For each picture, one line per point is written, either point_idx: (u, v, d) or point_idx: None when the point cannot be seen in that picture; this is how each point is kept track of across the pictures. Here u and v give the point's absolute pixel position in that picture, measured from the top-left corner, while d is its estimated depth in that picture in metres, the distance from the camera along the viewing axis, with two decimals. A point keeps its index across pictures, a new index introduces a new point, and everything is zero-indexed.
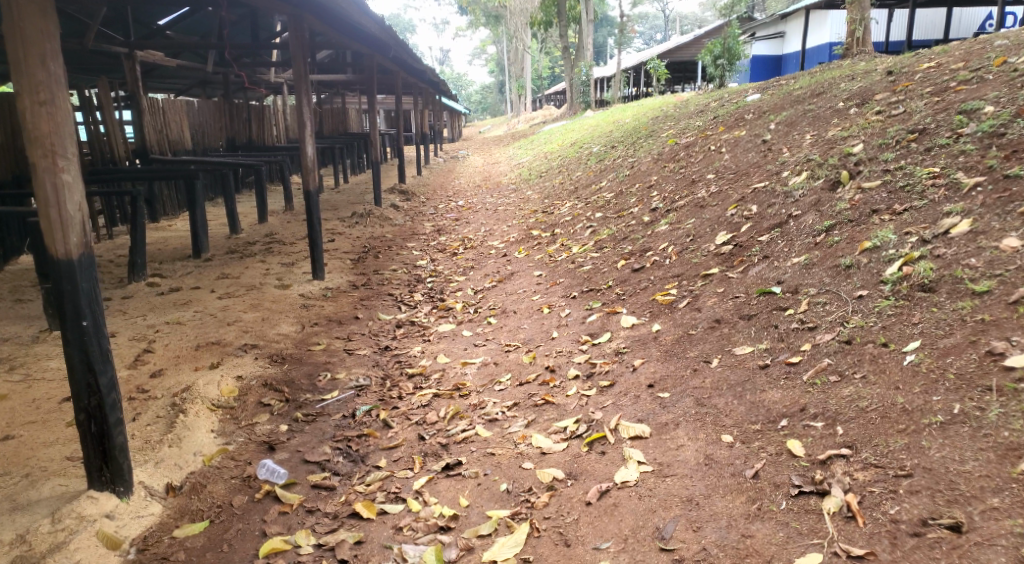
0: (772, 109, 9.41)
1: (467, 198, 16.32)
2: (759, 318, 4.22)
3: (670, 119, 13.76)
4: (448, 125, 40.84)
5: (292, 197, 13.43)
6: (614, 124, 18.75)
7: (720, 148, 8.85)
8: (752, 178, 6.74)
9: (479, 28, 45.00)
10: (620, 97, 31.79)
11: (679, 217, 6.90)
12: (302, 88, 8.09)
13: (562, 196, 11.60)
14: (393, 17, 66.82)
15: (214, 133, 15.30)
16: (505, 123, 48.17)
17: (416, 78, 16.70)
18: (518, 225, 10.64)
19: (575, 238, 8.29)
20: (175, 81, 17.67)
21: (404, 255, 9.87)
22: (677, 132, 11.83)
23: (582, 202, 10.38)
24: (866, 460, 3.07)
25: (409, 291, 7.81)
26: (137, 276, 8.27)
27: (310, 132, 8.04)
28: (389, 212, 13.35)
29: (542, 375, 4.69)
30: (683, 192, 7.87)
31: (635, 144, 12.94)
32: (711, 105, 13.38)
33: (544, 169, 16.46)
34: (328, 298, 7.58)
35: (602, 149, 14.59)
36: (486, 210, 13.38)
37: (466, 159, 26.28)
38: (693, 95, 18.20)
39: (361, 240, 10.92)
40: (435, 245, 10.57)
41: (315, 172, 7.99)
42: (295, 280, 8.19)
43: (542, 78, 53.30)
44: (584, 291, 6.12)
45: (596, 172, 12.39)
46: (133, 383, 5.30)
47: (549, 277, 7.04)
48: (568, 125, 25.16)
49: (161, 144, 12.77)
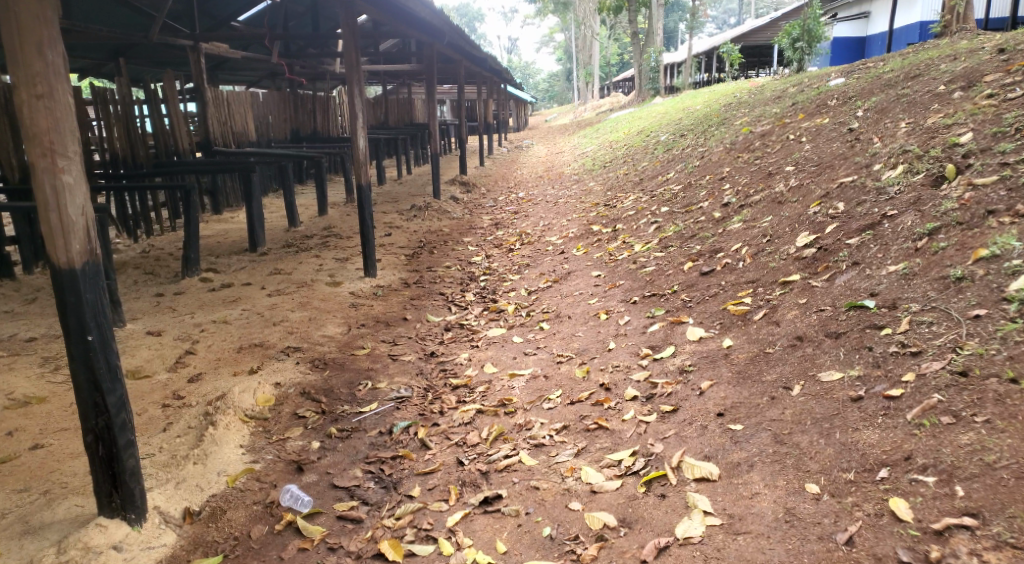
0: (858, 94, 8.68)
1: (528, 189, 15.87)
2: (849, 337, 3.67)
3: (744, 106, 12.99)
4: (513, 113, 40.41)
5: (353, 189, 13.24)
6: (684, 111, 17.97)
7: (800, 137, 8.19)
8: (838, 171, 6.10)
9: (546, 16, 44.42)
10: (690, 83, 30.80)
11: (753, 216, 6.31)
12: (354, 78, 7.74)
13: (626, 189, 11.03)
14: (461, 8, 66.85)
15: (278, 125, 15.24)
16: (571, 111, 47.48)
17: (479, 66, 16.28)
18: (578, 219, 10.14)
19: (638, 236, 7.76)
20: (242, 72, 17.76)
21: (459, 251, 9.52)
22: (752, 120, 11.10)
23: (647, 196, 9.80)
24: (999, 538, 2.52)
25: (462, 290, 7.43)
26: (191, 272, 7.97)
27: (361, 124, 7.70)
28: (448, 205, 13.03)
29: (596, 393, 4.23)
30: (758, 186, 7.24)
31: (705, 132, 12.25)
32: (789, 90, 12.59)
33: (609, 158, 15.86)
34: (378, 297, 7.25)
35: (670, 138, 13.95)
36: (547, 202, 12.95)
37: (530, 149, 25.83)
38: (769, 80, 17.34)
39: (417, 234, 10.62)
40: (493, 240, 10.18)
41: (367, 165, 7.66)
42: (347, 277, 7.92)
43: (610, 66, 52.32)
44: (647, 296, 5.61)
45: (663, 162, 11.80)
46: (169, 389, 4.94)
47: (608, 278, 6.55)
48: (636, 113, 24.39)
49: (224, 136, 12.73)
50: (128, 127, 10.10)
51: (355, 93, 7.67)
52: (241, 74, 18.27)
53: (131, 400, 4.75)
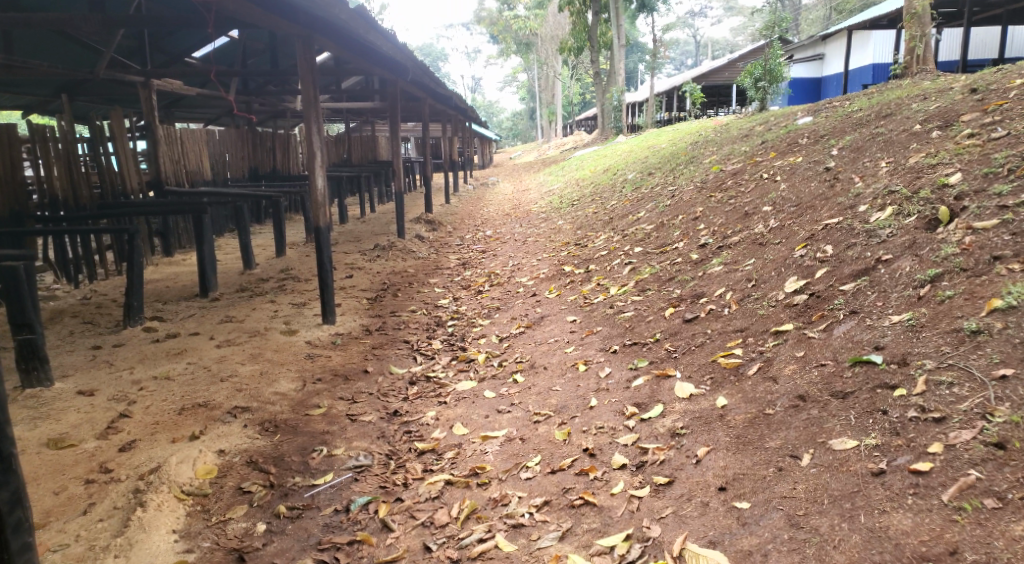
0: (830, 132, 8.51)
1: (495, 227, 15.54)
2: (859, 398, 3.36)
3: (711, 144, 12.84)
4: (478, 150, 40.31)
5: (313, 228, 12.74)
6: (649, 149, 17.88)
7: (775, 176, 7.96)
8: (821, 211, 5.83)
9: (510, 55, 44.67)
10: (653, 121, 30.96)
11: (734, 257, 6.02)
12: (312, 114, 7.32)
13: (596, 227, 10.75)
14: (426, 47, 67.25)
15: (236, 163, 14.74)
16: (536, 148, 47.61)
17: (442, 104, 16.00)
18: (548, 259, 9.80)
19: (613, 277, 7.44)
20: (200, 110, 17.30)
21: (424, 293, 9.09)
22: (720, 159, 10.92)
23: (618, 235, 9.51)
24: None
25: (428, 337, 6.98)
26: (134, 321, 7.44)
27: (320, 162, 7.27)
28: (412, 244, 12.60)
29: (579, 461, 3.81)
30: (735, 226, 6.98)
31: (674, 170, 12.05)
32: (756, 128, 12.47)
33: (576, 196, 15.62)
34: (337, 346, 6.75)
35: (638, 176, 13.75)
36: (514, 241, 12.60)
37: (496, 186, 25.58)
38: (733, 118, 17.32)
39: (380, 275, 10.17)
40: (459, 281, 9.76)
41: (326, 206, 7.23)
42: (303, 324, 7.42)
43: (574, 104, 52.79)
44: (628, 344, 5.24)
45: (632, 200, 11.55)
46: (96, 461, 4.42)
47: (584, 324, 6.17)
48: (601, 150, 24.32)
49: (177, 175, 12.23)
50: (69, 166, 9.59)
51: (314, 131, 7.25)
52: (199, 111, 17.83)
53: (50, 476, 4.25)
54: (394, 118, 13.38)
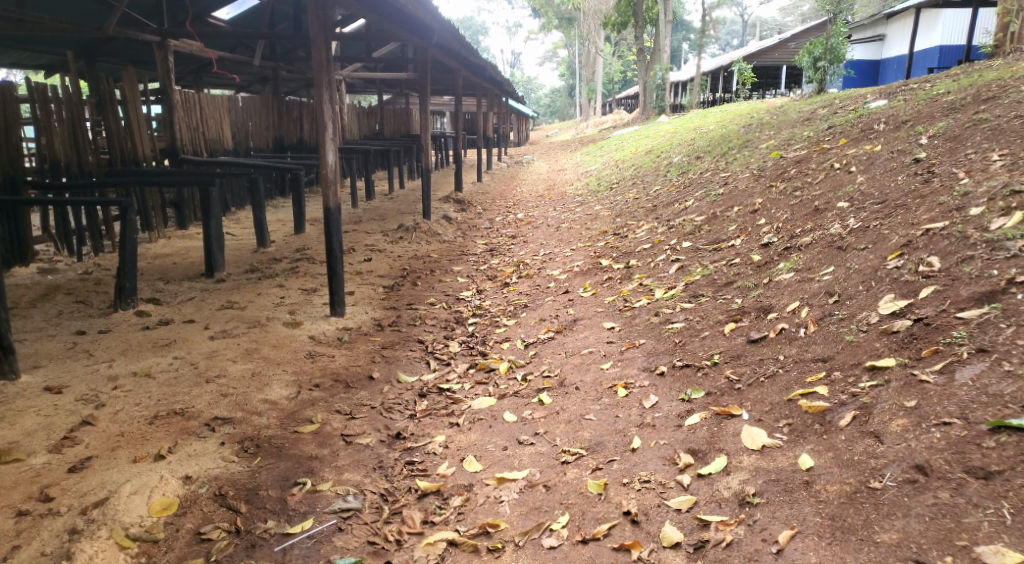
0: (914, 118, 7.52)
1: (528, 210, 14.70)
2: (1012, 483, 2.65)
3: (767, 127, 11.78)
4: (514, 127, 39.23)
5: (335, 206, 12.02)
6: (695, 131, 16.85)
7: (849, 166, 7.00)
8: (916, 212, 4.91)
9: (551, 30, 43.45)
10: (697, 102, 29.72)
11: (806, 263, 5.10)
12: (325, 78, 6.39)
13: (638, 216, 9.84)
14: (467, 21, 66.11)
15: (260, 132, 14.05)
16: (573, 128, 46.38)
17: (479, 77, 15.13)
18: (584, 249, 8.94)
19: (658, 276, 6.56)
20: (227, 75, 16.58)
21: (446, 283, 8.29)
22: (778, 145, 9.90)
23: (663, 225, 8.59)
24: None
25: (445, 338, 6.16)
26: (125, 304, 6.69)
27: (332, 134, 6.42)
28: (438, 226, 11.82)
29: (618, 528, 3.13)
30: (804, 225, 6.04)
31: (725, 156, 11.04)
32: (817, 112, 11.42)
33: (615, 180, 14.68)
34: (342, 345, 5.96)
35: (684, 160, 12.78)
36: (548, 226, 11.76)
37: (531, 166, 24.67)
38: (788, 101, 16.25)
39: (400, 260, 9.40)
40: (486, 270, 8.95)
41: (336, 185, 6.44)
42: (309, 316, 6.63)
43: (614, 82, 51.39)
44: (679, 365, 4.38)
45: (678, 187, 10.62)
46: (38, 485, 3.63)
47: (626, 332, 5.32)
48: (642, 131, 23.25)
49: (195, 143, 11.56)
50: (73, 129, 8.91)
51: (327, 99, 6.37)
52: (227, 77, 17.11)
53: None
54: (424, 90, 12.48)
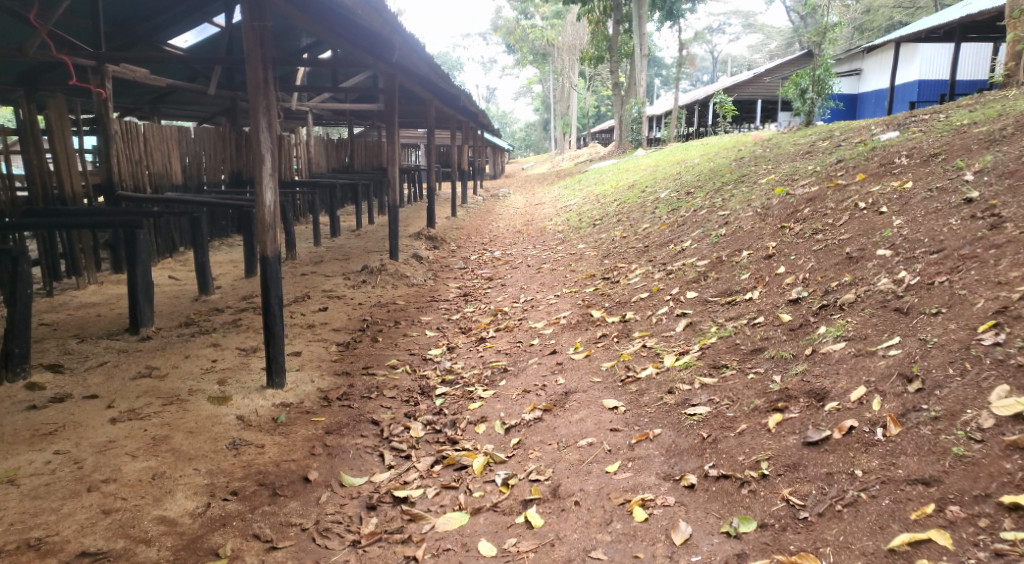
0: (947, 149, 6.57)
1: (504, 248, 13.63)
2: None
3: (763, 160, 10.84)
4: (489, 159, 38.34)
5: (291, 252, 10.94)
6: (680, 164, 15.96)
7: (879, 203, 6.04)
8: (998, 269, 3.91)
9: (525, 64, 42.86)
10: (676, 135, 29.01)
11: (858, 329, 4.05)
12: (261, 101, 5.19)
13: (629, 257, 8.80)
14: (441, 55, 65.75)
15: (214, 166, 12.93)
16: (549, 160, 45.64)
17: (451, 107, 14.09)
18: (570, 297, 7.86)
19: (663, 335, 5.48)
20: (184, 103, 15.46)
21: (412, 337, 7.15)
22: (781, 179, 8.93)
23: (660, 271, 7.56)
24: None
25: (406, 417, 4.98)
26: (13, 373, 5.43)
27: (270, 169, 5.24)
28: (406, 267, 10.69)
29: None
30: (839, 276, 5.03)
31: (720, 191, 10.07)
32: (819, 143, 10.51)
33: (598, 216, 13.67)
34: (276, 429, 4.78)
35: (672, 195, 11.83)
36: (527, 267, 10.69)
37: (507, 199, 23.68)
38: (777, 132, 15.43)
39: (360, 310, 8.26)
40: (459, 319, 7.83)
41: (274, 231, 5.25)
42: (240, 388, 5.43)
43: (590, 115, 50.93)
44: (713, 475, 3.32)
45: (670, 226, 9.62)
46: None
47: (631, 415, 4.23)
48: (621, 164, 22.36)
49: (136, 179, 10.41)
50: None
51: (263, 127, 5.18)
52: (186, 106, 16.02)
53: None
54: (391, 122, 11.21)
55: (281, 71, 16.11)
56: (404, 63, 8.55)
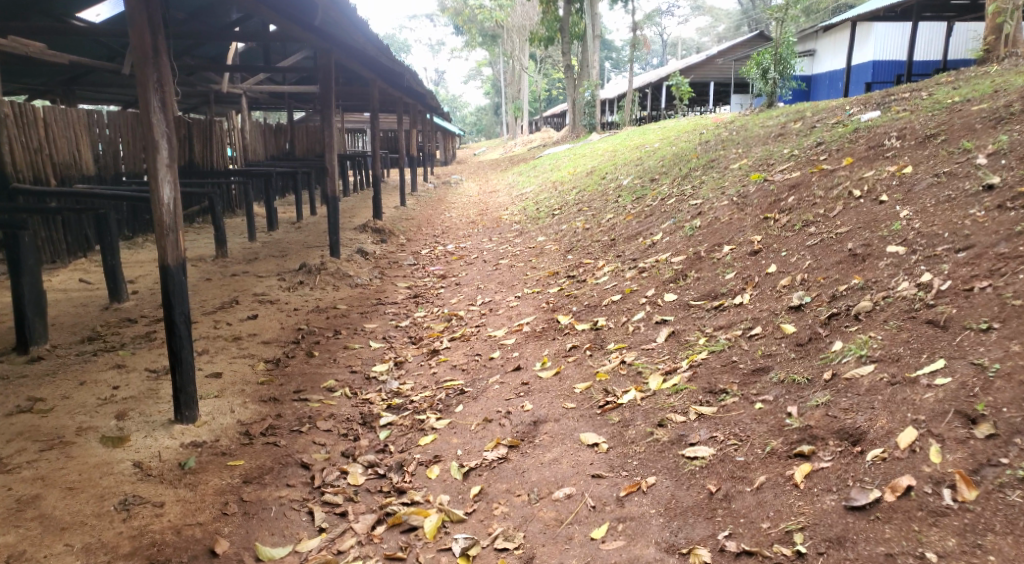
0: (947, 128, 5.95)
1: (457, 240, 12.79)
2: None
3: (731, 144, 10.18)
4: (441, 146, 37.35)
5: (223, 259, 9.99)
6: (640, 149, 15.29)
7: (877, 191, 5.38)
8: None
9: (475, 48, 41.80)
10: (631, 120, 28.39)
11: (885, 347, 3.40)
12: (153, 75, 4.30)
13: (595, 253, 8.10)
14: (389, 40, 64.23)
15: (134, 155, 11.81)
16: (502, 146, 44.83)
17: (396, 89, 13.11)
18: (532, 299, 7.10)
19: (643, 347, 4.75)
20: (106, 85, 14.36)
21: (354, 349, 6.30)
22: (754, 165, 8.28)
23: (630, 268, 6.88)
24: None
25: (344, 459, 4.17)
26: None
27: (167, 158, 4.36)
28: (350, 265, 9.80)
29: None
30: (846, 278, 4.34)
31: (688, 177, 9.42)
32: (790, 124, 9.89)
33: (557, 205, 12.94)
34: (181, 480, 3.93)
35: (635, 182, 11.14)
36: (484, 263, 9.91)
37: (461, 187, 22.79)
38: (738, 115, 14.84)
39: (296, 318, 7.38)
40: (408, 326, 7.01)
41: (175, 233, 4.39)
42: (142, 424, 4.56)
43: (542, 101, 50.21)
44: (731, 551, 2.80)
45: (637, 216, 8.93)
46: None
47: (615, 457, 3.51)
48: (577, 149, 21.61)
49: (33, 168, 9.43)
50: None
51: (156, 107, 4.29)
52: (111, 89, 14.86)
53: None
54: (328, 106, 9.97)
55: (212, 53, 14.97)
56: (333, 31, 7.34)
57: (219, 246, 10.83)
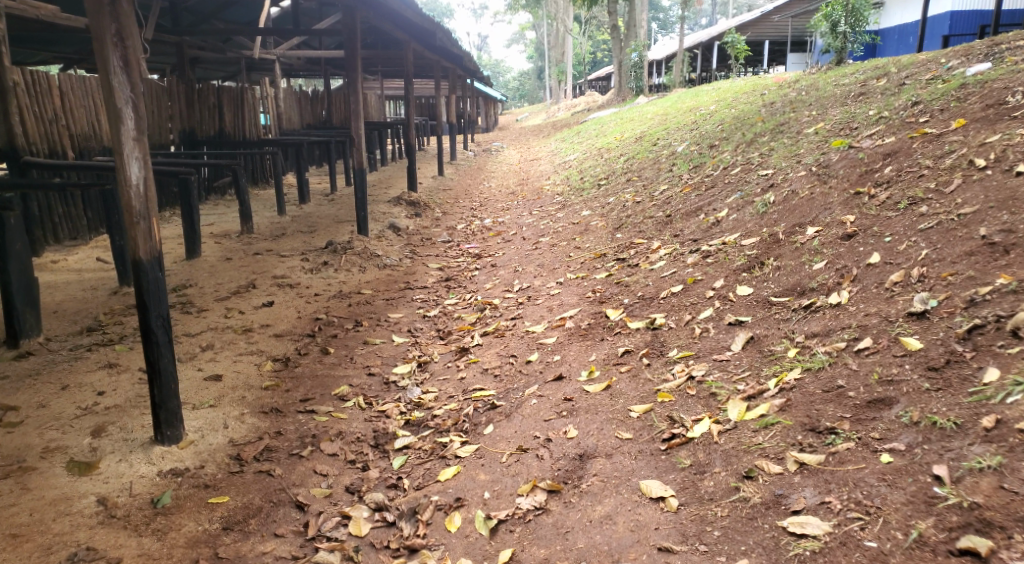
0: None
1: (496, 213, 11.94)
2: None
3: (802, 106, 9.09)
4: (482, 113, 36.35)
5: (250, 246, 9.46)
6: (694, 112, 14.18)
7: (1008, 160, 4.41)
8: None
9: (517, 11, 40.46)
10: (683, 81, 26.99)
11: None
12: (112, 28, 3.50)
13: (648, 231, 7.20)
14: (430, 5, 63.02)
15: (160, 127, 11.48)
16: (544, 111, 43.49)
17: (433, 50, 12.23)
18: (577, 286, 6.25)
19: (715, 359, 3.89)
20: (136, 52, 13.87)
21: (375, 344, 5.55)
22: (833, 129, 7.22)
23: (691, 251, 5.99)
24: None
25: (354, 497, 3.46)
26: None
27: (134, 129, 3.60)
28: (378, 242, 9.06)
29: None
30: (989, 278, 3.43)
31: (754, 144, 8.41)
32: (872, 81, 8.77)
33: (603, 174, 12.00)
34: (151, 524, 3.22)
35: (691, 149, 10.14)
36: (524, 240, 9.08)
37: (502, 154, 21.88)
38: (805, 73, 13.64)
39: (315, 306, 6.67)
40: (439, 316, 6.26)
41: (147, 222, 3.64)
42: (118, 443, 3.84)
43: (585, 66, 48.71)
44: None
45: (696, 188, 7.97)
46: None
47: (694, 524, 2.75)
48: (624, 113, 20.47)
49: (50, 141, 8.77)
50: None
51: (117, 66, 3.51)
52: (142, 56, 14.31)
53: None
54: (353, 71, 9.09)
55: (239, 14, 14.24)
56: None
57: (244, 221, 10.18)
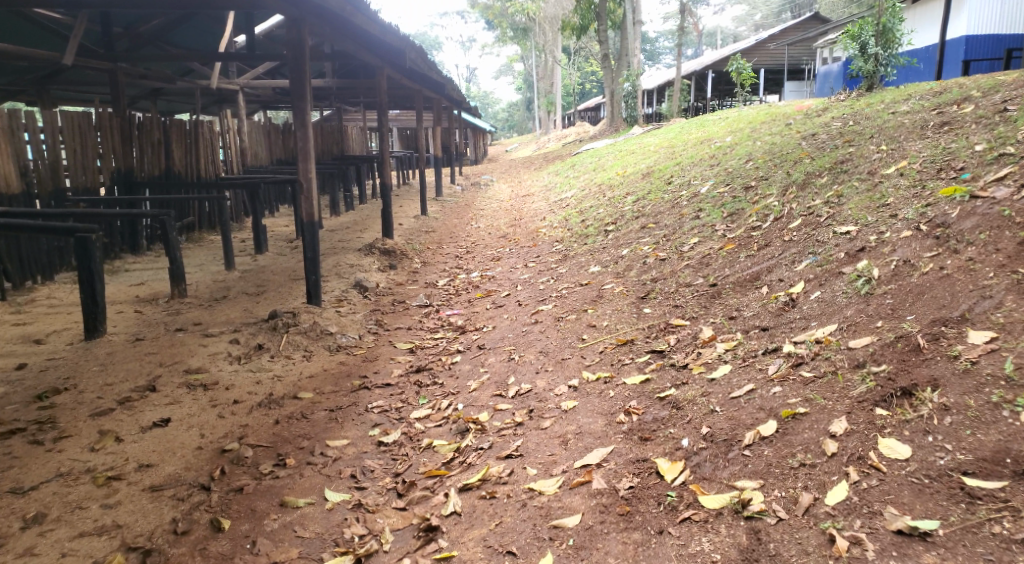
0: None
1: (483, 265, 10.02)
2: None
3: (863, 137, 7.25)
4: (470, 144, 34.56)
5: (176, 317, 7.47)
6: (708, 143, 12.38)
7: None
8: None
9: (505, 41, 39.02)
10: (681, 110, 25.30)
11: None
12: None
13: (688, 305, 5.35)
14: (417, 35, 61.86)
15: (85, 166, 9.45)
16: (534, 141, 41.70)
17: (410, 78, 10.44)
18: (598, 396, 4.36)
19: None
20: (71, 80, 12.06)
21: (288, 510, 3.63)
22: (929, 168, 5.39)
23: (765, 347, 4.12)
24: None
25: None
26: None
27: None
28: (334, 313, 7.14)
29: None
30: None
31: (808, 187, 6.58)
32: (950, 106, 6.97)
33: (608, 217, 10.14)
34: None
35: (718, 191, 8.30)
36: (517, 305, 7.20)
37: (492, 189, 20.01)
38: (834, 99, 11.93)
39: (228, 423, 4.68)
40: (395, 443, 4.34)
41: None
42: None
43: (576, 95, 47.21)
44: None
45: (740, 246, 6.11)
46: None
47: None
48: (621, 144, 18.64)
49: None
50: None
51: None
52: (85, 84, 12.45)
53: None
54: (303, 99, 7.07)
55: (190, 39, 12.45)
56: None
57: (174, 282, 8.23)
